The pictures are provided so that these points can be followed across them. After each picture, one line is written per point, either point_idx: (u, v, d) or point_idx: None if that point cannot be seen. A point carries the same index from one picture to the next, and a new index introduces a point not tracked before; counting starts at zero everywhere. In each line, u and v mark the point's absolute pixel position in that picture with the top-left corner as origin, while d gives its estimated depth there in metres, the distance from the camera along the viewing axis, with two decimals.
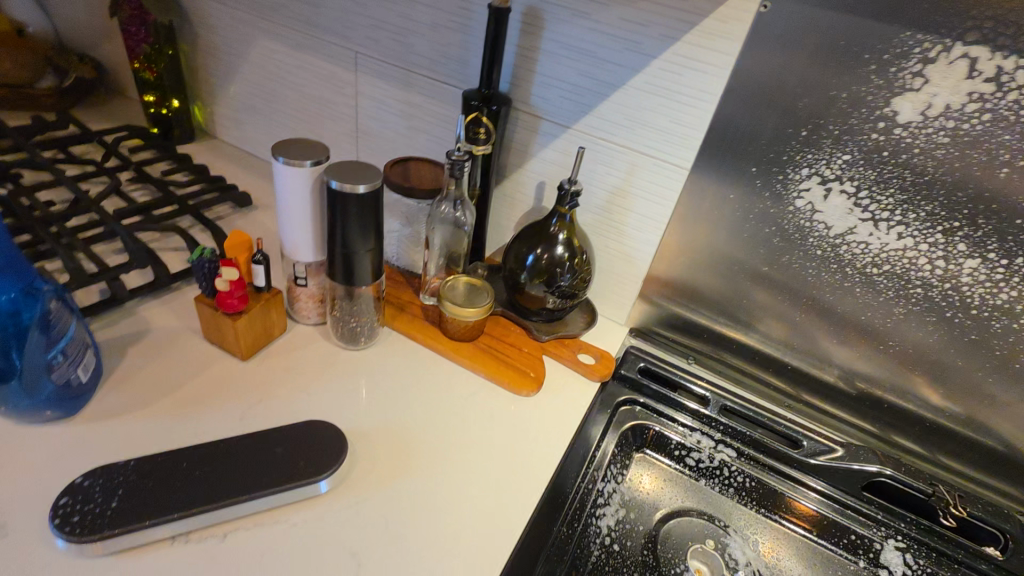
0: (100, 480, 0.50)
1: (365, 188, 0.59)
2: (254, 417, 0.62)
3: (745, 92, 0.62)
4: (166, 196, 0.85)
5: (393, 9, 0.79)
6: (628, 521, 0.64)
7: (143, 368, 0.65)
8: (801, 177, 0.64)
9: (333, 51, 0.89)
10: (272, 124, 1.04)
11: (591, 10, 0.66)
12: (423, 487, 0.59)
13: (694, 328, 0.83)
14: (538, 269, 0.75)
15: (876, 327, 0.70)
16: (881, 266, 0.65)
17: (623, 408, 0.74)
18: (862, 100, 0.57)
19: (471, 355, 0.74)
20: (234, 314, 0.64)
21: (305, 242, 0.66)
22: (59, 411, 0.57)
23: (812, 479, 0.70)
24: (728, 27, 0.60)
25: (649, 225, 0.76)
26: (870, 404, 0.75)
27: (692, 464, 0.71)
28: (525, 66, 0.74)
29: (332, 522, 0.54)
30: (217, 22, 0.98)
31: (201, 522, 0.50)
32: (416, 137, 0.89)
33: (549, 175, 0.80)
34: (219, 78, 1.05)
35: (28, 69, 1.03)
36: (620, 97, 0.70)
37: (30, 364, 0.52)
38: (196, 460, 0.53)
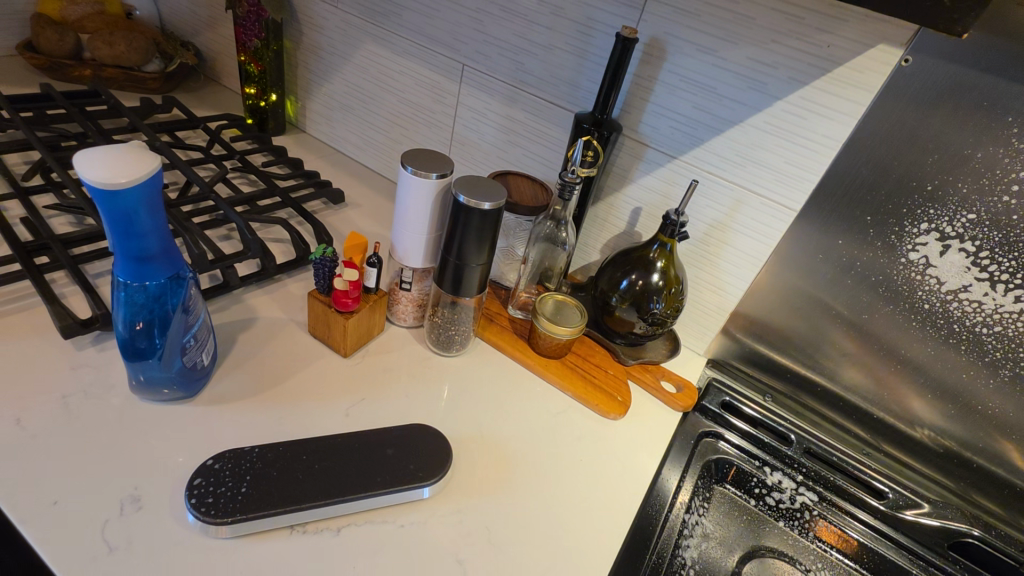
0: (229, 464, 0.52)
1: (490, 205, 0.60)
2: (358, 415, 0.63)
3: (872, 141, 0.62)
4: (268, 188, 0.88)
5: (509, 27, 0.81)
6: (711, 556, 0.64)
7: (252, 356, 0.67)
8: (919, 232, 0.64)
9: (440, 62, 0.91)
10: (365, 125, 1.06)
11: (719, 48, 0.67)
12: (520, 501, 0.60)
13: (776, 367, 0.83)
14: (630, 294, 0.76)
15: (975, 385, 0.69)
16: (991, 327, 0.65)
17: (705, 440, 0.74)
18: (997, 161, 0.57)
19: (559, 373, 0.75)
20: (346, 312, 0.66)
21: (417, 249, 0.68)
22: (182, 392, 0.59)
23: (894, 532, 0.69)
24: (863, 77, 0.60)
25: (747, 262, 0.76)
26: (955, 461, 0.75)
27: (772, 504, 0.71)
28: (639, 94, 0.75)
29: (437, 528, 0.55)
30: (326, 23, 1.01)
31: (319, 515, 0.52)
32: (512, 151, 0.90)
33: (647, 202, 0.81)
34: (317, 76, 1.08)
35: (136, 52, 1.07)
36: (735, 134, 0.70)
37: (168, 347, 0.55)
38: (314, 453, 0.55)
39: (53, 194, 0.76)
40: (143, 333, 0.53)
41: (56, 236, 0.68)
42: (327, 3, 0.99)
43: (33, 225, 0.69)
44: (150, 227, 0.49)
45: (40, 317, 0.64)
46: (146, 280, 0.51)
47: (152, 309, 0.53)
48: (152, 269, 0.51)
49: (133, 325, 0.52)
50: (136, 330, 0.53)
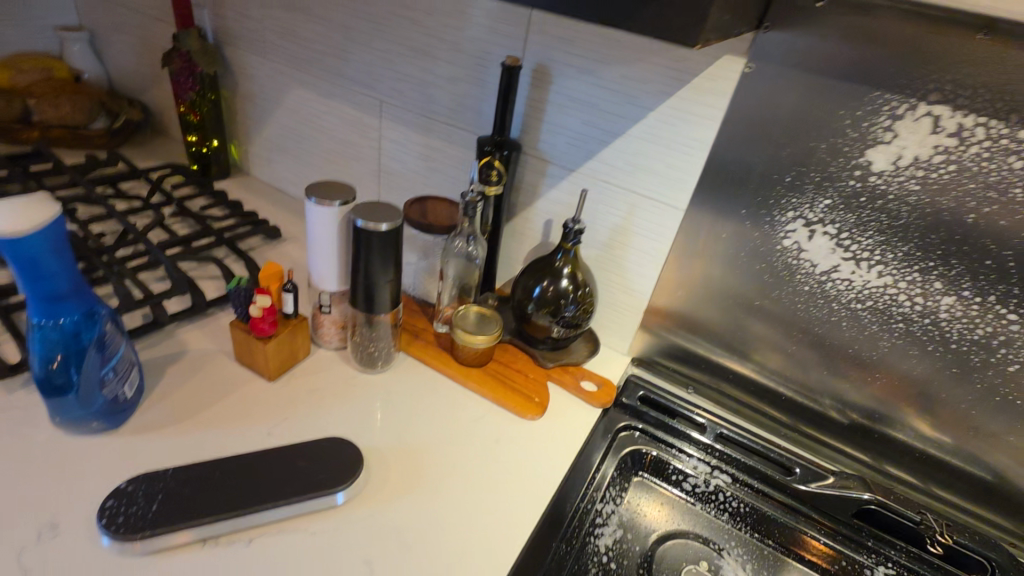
0: (142, 486, 0.55)
1: (388, 226, 0.65)
2: (279, 434, 0.67)
3: (734, 142, 0.68)
4: (204, 229, 0.93)
5: (416, 64, 0.88)
6: (625, 541, 0.69)
7: (180, 386, 0.71)
8: (787, 220, 0.69)
9: (361, 100, 0.97)
10: (302, 163, 1.12)
11: (595, 68, 0.73)
12: (431, 504, 0.63)
13: (693, 358, 0.87)
14: (544, 300, 0.81)
15: (864, 358, 0.73)
16: (864, 302, 0.69)
17: (622, 434, 0.79)
18: (840, 150, 0.63)
19: (479, 380, 0.79)
20: (264, 337, 0.70)
21: (331, 273, 0.72)
22: (106, 423, 0.63)
23: (803, 506, 0.74)
24: (717, 85, 0.66)
25: (650, 262, 0.82)
26: (862, 433, 0.79)
27: (688, 488, 0.76)
28: (535, 115, 0.81)
29: (347, 531, 0.59)
30: (256, 72, 1.07)
31: (230, 528, 0.55)
32: (433, 177, 0.96)
33: (555, 214, 0.86)
34: (255, 121, 1.14)
35: (81, 112, 1.13)
36: (620, 145, 0.76)
37: (85, 380, 0.58)
38: (228, 470, 0.59)
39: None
40: (60, 368, 0.57)
41: None
42: (255, 54, 1.05)
43: None
44: (58, 267, 0.53)
45: None
46: (59, 318, 0.55)
47: (67, 345, 0.56)
48: (65, 307, 0.55)
49: (50, 362, 0.56)
50: (52, 366, 0.57)
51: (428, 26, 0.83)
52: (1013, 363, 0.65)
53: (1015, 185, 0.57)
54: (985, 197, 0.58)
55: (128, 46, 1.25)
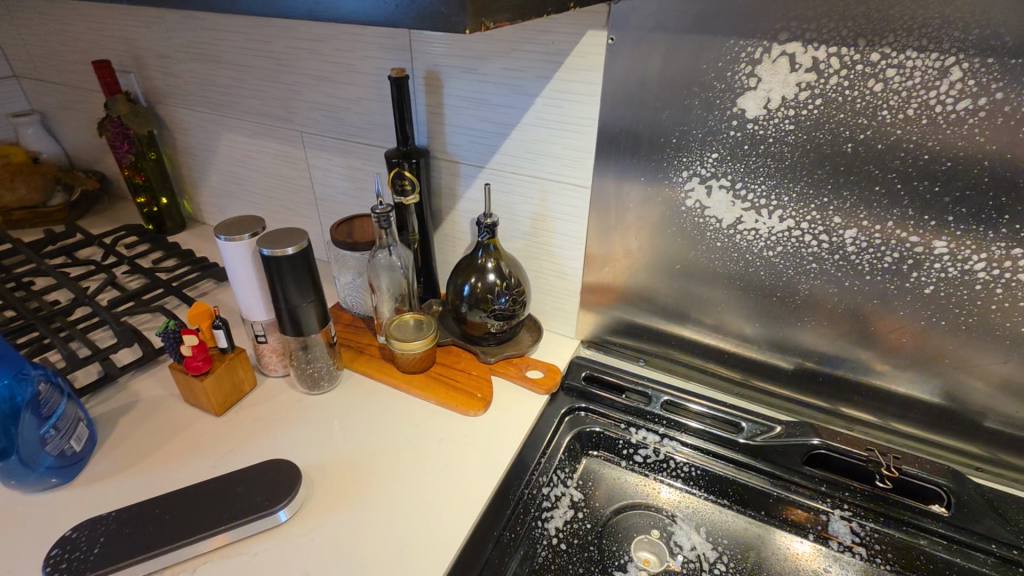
0: (85, 531, 0.58)
1: (294, 249, 0.68)
2: (224, 464, 0.69)
3: (616, 113, 0.69)
4: (153, 282, 0.97)
5: (322, 91, 0.91)
6: (576, 521, 0.69)
7: (131, 433, 0.74)
8: (684, 179, 0.70)
9: (283, 134, 1.00)
10: (247, 204, 1.16)
11: (478, 65, 0.75)
12: (371, 513, 0.64)
13: (636, 330, 0.88)
14: (474, 297, 0.82)
15: (790, 304, 0.73)
16: (775, 248, 0.69)
17: (570, 416, 0.79)
18: (714, 103, 0.63)
19: (422, 385, 0.81)
20: (200, 374, 0.73)
21: (257, 304, 0.75)
22: (58, 478, 0.66)
23: (756, 461, 0.72)
24: (588, 60, 0.68)
25: (572, 242, 0.83)
26: (809, 379, 0.78)
27: (640, 460, 0.75)
28: (436, 121, 0.83)
29: (287, 547, 0.60)
30: (189, 125, 1.12)
31: (173, 559, 0.58)
32: (362, 196, 0.98)
33: (477, 212, 0.88)
34: (198, 172, 1.18)
35: (36, 190, 1.19)
36: (519, 134, 0.78)
37: (25, 441, 0.62)
38: (167, 505, 0.61)
39: None
40: None
41: None
42: (183, 108, 1.10)
43: None
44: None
45: None
46: None
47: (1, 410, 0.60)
48: None
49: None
50: None
51: (324, 53, 0.86)
52: (929, 284, 0.64)
53: (881, 108, 0.57)
54: (857, 124, 0.58)
55: (77, 121, 1.31)
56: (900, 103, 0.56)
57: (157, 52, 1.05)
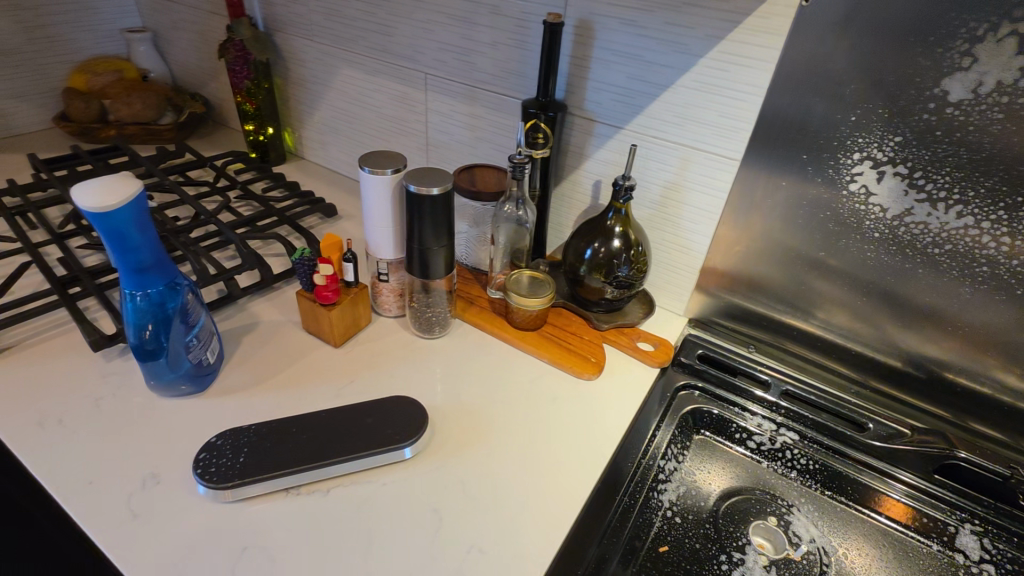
0: (229, 440, 0.60)
1: (438, 190, 0.67)
2: (347, 395, 0.70)
3: (793, 83, 0.65)
4: (266, 209, 0.98)
5: (458, 32, 0.88)
6: (688, 497, 0.68)
7: (256, 353, 0.75)
8: (854, 162, 0.66)
9: (406, 74, 0.98)
10: (353, 144, 1.16)
11: (640, 18, 0.71)
12: (491, 460, 0.65)
13: (753, 316, 0.85)
14: (596, 262, 0.81)
15: (942, 309, 0.69)
16: (942, 246, 0.65)
17: (681, 394, 0.77)
18: (912, 81, 0.59)
19: (534, 343, 0.80)
20: (328, 305, 0.73)
21: (387, 242, 0.75)
22: (193, 386, 0.68)
23: (880, 462, 0.70)
24: (771, 22, 0.63)
25: (704, 217, 0.79)
26: (941, 388, 0.74)
27: (753, 447, 0.73)
28: (579, 74, 0.80)
29: (415, 482, 0.61)
30: (305, 56, 1.11)
31: (310, 478, 0.59)
32: (480, 146, 0.96)
33: (604, 174, 0.85)
34: (306, 105, 1.18)
35: (151, 107, 1.21)
36: (670, 97, 0.74)
37: (172, 346, 0.64)
38: (302, 426, 0.63)
39: (84, 235, 0.88)
40: (150, 336, 0.62)
41: (85, 270, 0.79)
42: (303, 38, 1.09)
43: (67, 260, 0.81)
44: (135, 243, 0.57)
45: (74, 338, 0.74)
46: (147, 288, 0.60)
47: (155, 314, 0.62)
48: (151, 278, 0.60)
49: (142, 328, 0.62)
50: (144, 334, 0.62)
51: None
52: None
53: None
54: None
55: (187, 42, 1.32)
56: None
57: None
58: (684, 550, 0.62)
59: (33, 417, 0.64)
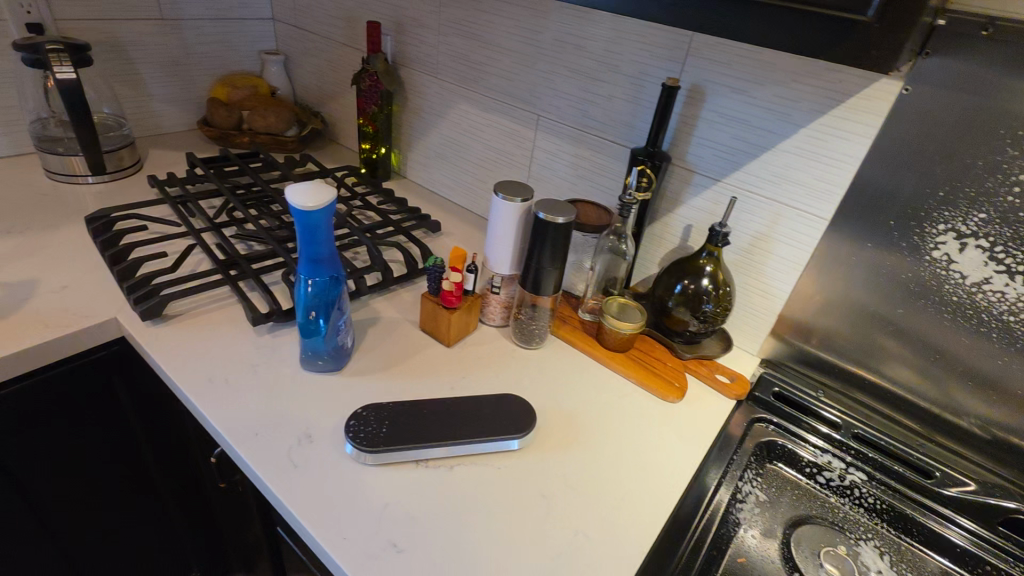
0: (374, 413, 0.70)
1: (563, 219, 0.77)
2: (461, 388, 0.80)
3: (887, 157, 0.74)
4: (385, 220, 1.10)
5: (576, 83, 1.00)
6: (763, 518, 0.74)
7: (380, 343, 0.86)
8: (938, 232, 0.74)
9: (519, 114, 1.11)
10: (456, 169, 1.29)
11: (750, 89, 0.82)
12: (588, 461, 0.73)
13: (825, 363, 0.92)
14: (684, 296, 0.90)
15: (1012, 372, 0.76)
16: (1018, 314, 0.72)
17: (757, 425, 0.84)
18: (998, 166, 0.68)
19: (624, 363, 0.89)
20: (451, 308, 0.84)
21: (506, 259, 0.85)
22: (333, 365, 0.79)
23: (948, 510, 0.75)
24: (871, 104, 0.73)
25: (789, 267, 0.88)
26: (1005, 448, 0.80)
27: (823, 481, 0.80)
28: (685, 130, 0.90)
29: (525, 470, 0.70)
30: (426, 89, 1.25)
31: (438, 453, 0.69)
32: (580, 183, 1.07)
33: (697, 219, 0.95)
34: (418, 131, 1.32)
35: (282, 121, 1.36)
36: (769, 158, 0.84)
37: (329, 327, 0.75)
38: (432, 408, 0.73)
39: (233, 226, 1.02)
40: (314, 317, 0.74)
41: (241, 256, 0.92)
42: (427, 74, 1.23)
43: (225, 247, 0.94)
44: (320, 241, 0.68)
45: (231, 313, 0.87)
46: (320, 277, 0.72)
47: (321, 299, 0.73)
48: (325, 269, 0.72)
49: (309, 310, 0.73)
50: (310, 315, 0.73)
51: (592, 51, 0.96)
52: None
53: None
54: None
55: (314, 67, 1.48)
56: None
57: (419, 22, 1.19)
58: (762, 565, 0.69)
59: (206, 375, 0.75)
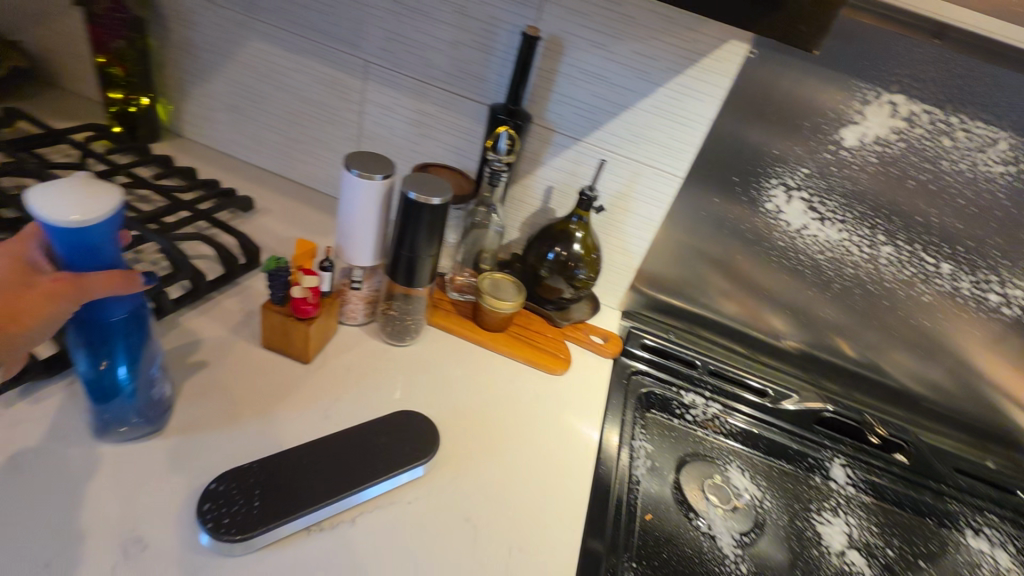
0: (234, 484, 0.53)
1: (439, 200, 0.65)
2: (338, 415, 0.66)
3: (734, 118, 0.78)
4: (173, 202, 0.83)
5: (412, 25, 0.84)
6: (655, 468, 0.79)
7: (211, 378, 0.65)
8: (772, 186, 0.82)
9: (341, 58, 0.90)
10: (257, 125, 1.02)
11: (609, 43, 0.78)
12: (500, 464, 0.67)
13: (675, 309, 1.00)
14: (557, 264, 0.87)
15: (817, 299, 0.91)
16: (825, 253, 0.85)
17: (634, 378, 0.89)
18: (820, 127, 0.76)
19: (507, 343, 0.84)
20: (306, 318, 0.67)
21: (366, 249, 0.70)
22: (147, 427, 0.57)
23: (783, 423, 0.90)
24: (722, 66, 0.75)
25: (646, 226, 0.90)
26: (810, 359, 0.98)
27: (690, 418, 0.88)
28: (543, 85, 0.83)
29: (438, 497, 0.61)
30: (197, 18, 0.93)
31: (334, 511, 0.55)
32: (426, 144, 0.94)
33: (557, 180, 0.91)
34: (192, 75, 1.00)
35: None
36: (628, 117, 0.82)
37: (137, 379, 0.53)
38: (312, 454, 0.58)
39: None
40: (108, 371, 0.50)
41: None
42: None
43: None
44: (99, 267, 0.45)
45: None
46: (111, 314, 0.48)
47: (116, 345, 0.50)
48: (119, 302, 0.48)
49: (98, 362, 0.50)
50: (99, 368, 0.50)
51: None
52: (926, 294, 0.85)
53: (944, 158, 0.74)
54: (923, 169, 0.75)
55: None
56: (955, 158, 0.73)
57: None
58: (665, 517, 0.73)
59: None
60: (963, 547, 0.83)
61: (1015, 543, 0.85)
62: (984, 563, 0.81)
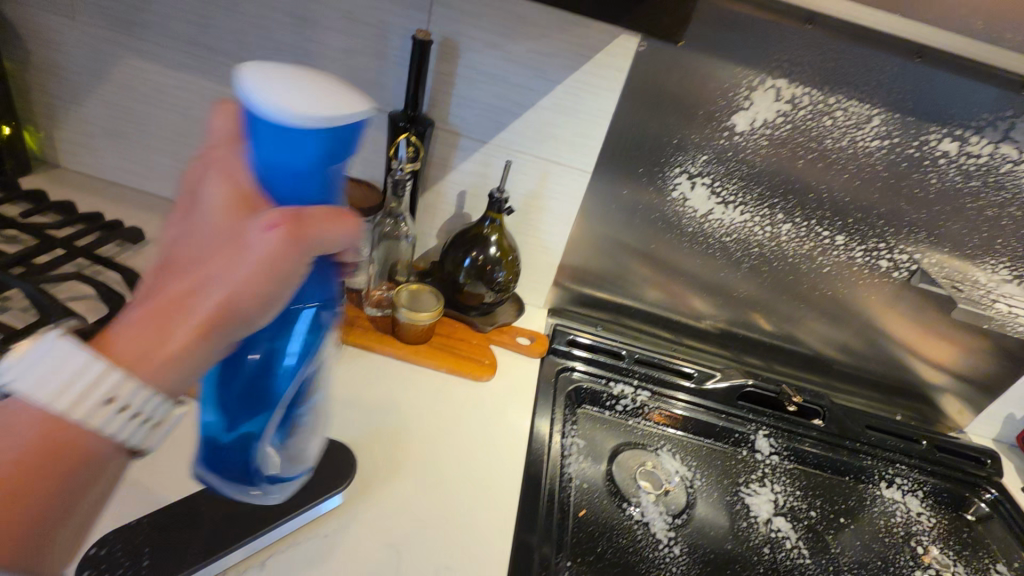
0: (120, 544, 0.50)
1: None
2: None
3: (632, 110, 0.79)
4: (47, 241, 0.76)
5: (299, 33, 0.80)
6: (589, 463, 0.79)
7: None
8: (675, 174, 0.84)
9: (226, 72, 0.85)
10: (145, 148, 0.95)
11: (504, 43, 0.77)
12: (424, 482, 0.65)
13: (599, 302, 1.01)
14: (474, 269, 0.85)
15: (730, 279, 0.94)
16: (731, 235, 0.88)
17: (563, 375, 0.90)
18: (713, 115, 0.78)
19: (429, 354, 0.82)
20: None
21: None
22: (260, 460, 0.47)
23: (711, 402, 0.93)
24: (615, 60, 0.76)
25: (561, 222, 0.91)
26: (729, 337, 1.01)
27: (621, 408, 0.89)
28: (443, 89, 0.82)
29: (358, 526, 0.59)
30: (59, 37, 0.85)
31: (238, 558, 0.52)
32: None
33: (468, 184, 0.89)
34: (62, 99, 0.91)
35: None
36: (531, 116, 0.82)
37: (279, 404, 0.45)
38: (211, 501, 0.55)
39: None
40: (256, 367, 0.42)
41: None
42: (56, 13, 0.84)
43: None
44: (295, 202, 0.37)
45: None
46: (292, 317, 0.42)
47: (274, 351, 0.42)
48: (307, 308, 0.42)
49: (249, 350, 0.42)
50: (249, 359, 0.42)
51: None
52: (826, 266, 0.89)
53: (827, 137, 0.77)
54: (809, 148, 0.78)
55: None
56: (837, 136, 0.77)
57: None
58: (599, 511, 0.73)
59: None
60: (878, 498, 0.88)
61: (923, 488, 0.91)
62: (897, 511, 0.87)
